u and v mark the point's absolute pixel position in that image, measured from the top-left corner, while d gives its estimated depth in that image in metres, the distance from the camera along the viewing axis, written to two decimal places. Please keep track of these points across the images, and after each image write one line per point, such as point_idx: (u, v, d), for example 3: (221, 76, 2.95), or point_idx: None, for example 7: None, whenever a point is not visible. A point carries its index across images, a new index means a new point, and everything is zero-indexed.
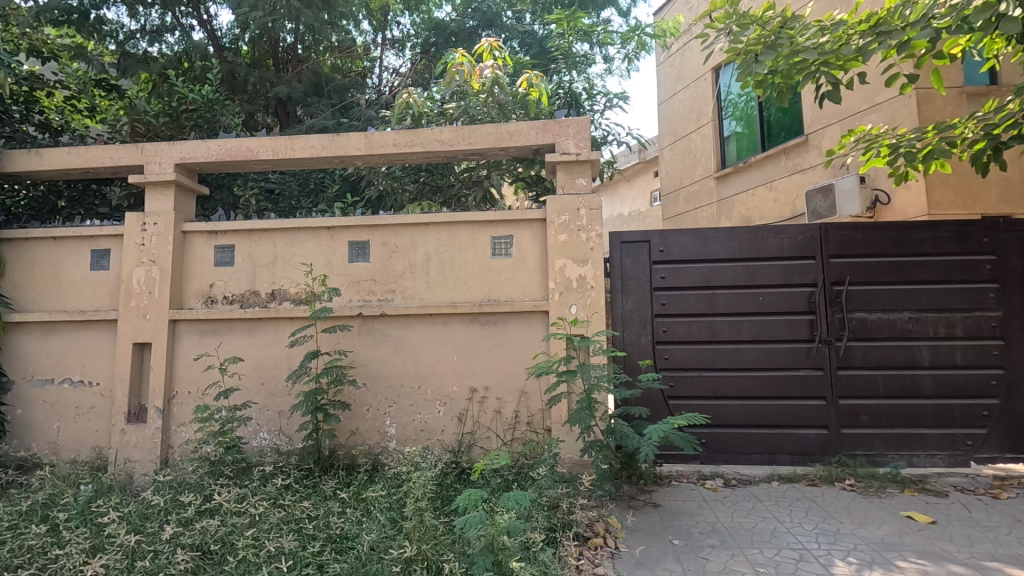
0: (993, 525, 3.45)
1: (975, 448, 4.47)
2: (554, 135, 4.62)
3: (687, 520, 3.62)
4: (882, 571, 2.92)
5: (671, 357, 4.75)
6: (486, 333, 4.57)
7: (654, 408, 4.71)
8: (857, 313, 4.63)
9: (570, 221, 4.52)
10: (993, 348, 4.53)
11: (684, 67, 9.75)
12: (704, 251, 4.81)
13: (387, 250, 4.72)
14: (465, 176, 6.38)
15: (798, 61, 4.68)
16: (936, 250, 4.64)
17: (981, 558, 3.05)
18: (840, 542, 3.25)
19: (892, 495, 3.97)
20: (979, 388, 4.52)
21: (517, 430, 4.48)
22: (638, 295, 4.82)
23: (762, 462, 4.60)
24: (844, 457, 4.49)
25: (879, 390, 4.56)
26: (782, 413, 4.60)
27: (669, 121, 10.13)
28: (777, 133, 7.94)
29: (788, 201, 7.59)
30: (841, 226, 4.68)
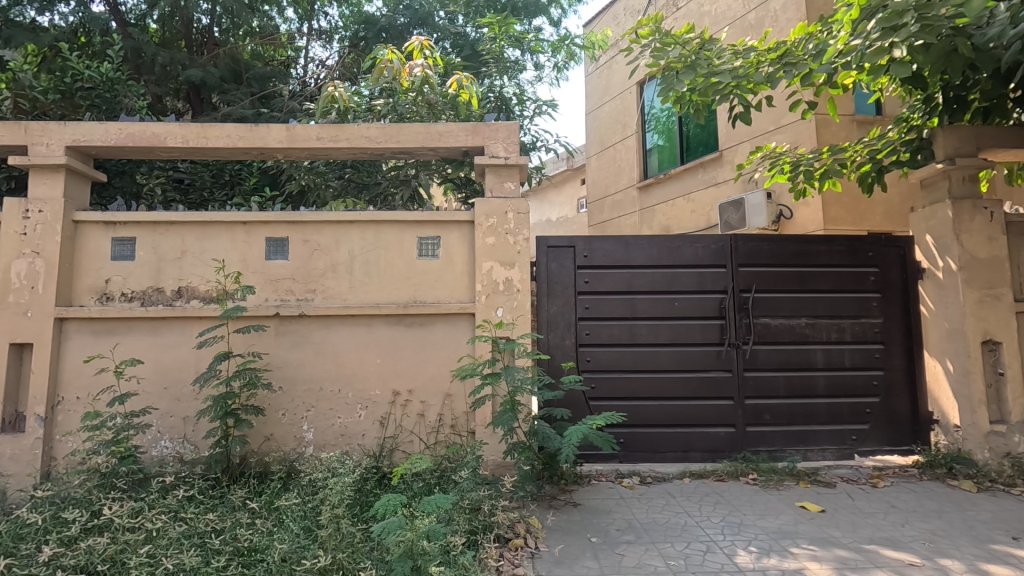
0: (873, 512, 3.81)
1: (859, 442, 4.94)
2: (484, 138, 4.63)
3: (605, 518, 3.73)
4: (779, 558, 3.15)
5: (593, 359, 4.90)
6: (412, 335, 4.50)
7: (576, 409, 4.83)
8: (761, 319, 4.98)
9: (498, 224, 4.54)
10: (875, 352, 5.03)
11: (611, 79, 10.09)
12: (626, 258, 5.00)
13: (308, 247, 4.53)
14: (393, 175, 6.27)
15: (714, 82, 4.98)
16: (830, 262, 5.08)
17: (862, 542, 3.37)
18: (743, 532, 3.48)
19: (789, 487, 4.30)
20: (864, 388, 4.99)
21: (441, 433, 4.43)
22: (564, 299, 4.93)
23: (676, 460, 4.84)
24: (749, 453, 4.81)
25: (780, 390, 4.92)
26: (694, 413, 4.86)
27: (596, 130, 10.45)
28: (694, 147, 8.39)
29: (703, 212, 8.06)
30: (749, 237, 5.03)
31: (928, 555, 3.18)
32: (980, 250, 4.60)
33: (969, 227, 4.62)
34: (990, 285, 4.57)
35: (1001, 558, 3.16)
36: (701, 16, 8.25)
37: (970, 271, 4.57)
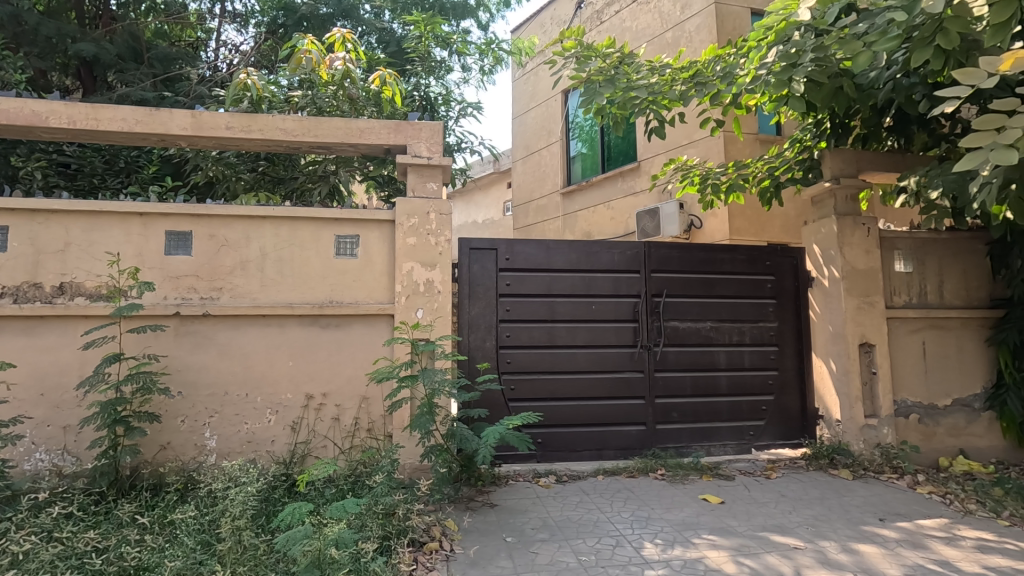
0: (766, 501, 4.13)
1: (756, 437, 5.33)
2: (406, 137, 4.57)
3: (521, 517, 3.78)
4: (682, 548, 3.34)
5: (513, 361, 4.96)
6: (327, 336, 4.34)
7: (495, 410, 4.87)
8: (671, 322, 5.26)
9: (420, 225, 4.49)
10: (770, 353, 5.45)
11: (537, 86, 10.28)
12: (546, 262, 5.10)
13: (215, 243, 4.26)
14: (310, 170, 5.97)
15: (632, 96, 5.20)
16: (733, 270, 5.45)
17: (755, 529, 3.63)
18: (650, 526, 3.65)
19: (693, 481, 4.56)
20: (760, 386, 5.39)
21: (357, 437, 4.30)
22: (485, 301, 4.96)
23: (591, 458, 5.00)
24: (658, 449, 5.06)
25: (687, 389, 5.22)
26: (609, 412, 5.04)
27: (522, 135, 10.60)
28: (615, 157, 8.71)
29: (622, 220, 8.40)
30: (661, 245, 5.29)
31: (810, 538, 3.49)
32: (859, 261, 5.11)
33: (851, 241, 5.12)
34: (867, 293, 5.08)
35: (870, 537, 3.53)
36: (623, 31, 8.61)
37: (851, 280, 5.06)
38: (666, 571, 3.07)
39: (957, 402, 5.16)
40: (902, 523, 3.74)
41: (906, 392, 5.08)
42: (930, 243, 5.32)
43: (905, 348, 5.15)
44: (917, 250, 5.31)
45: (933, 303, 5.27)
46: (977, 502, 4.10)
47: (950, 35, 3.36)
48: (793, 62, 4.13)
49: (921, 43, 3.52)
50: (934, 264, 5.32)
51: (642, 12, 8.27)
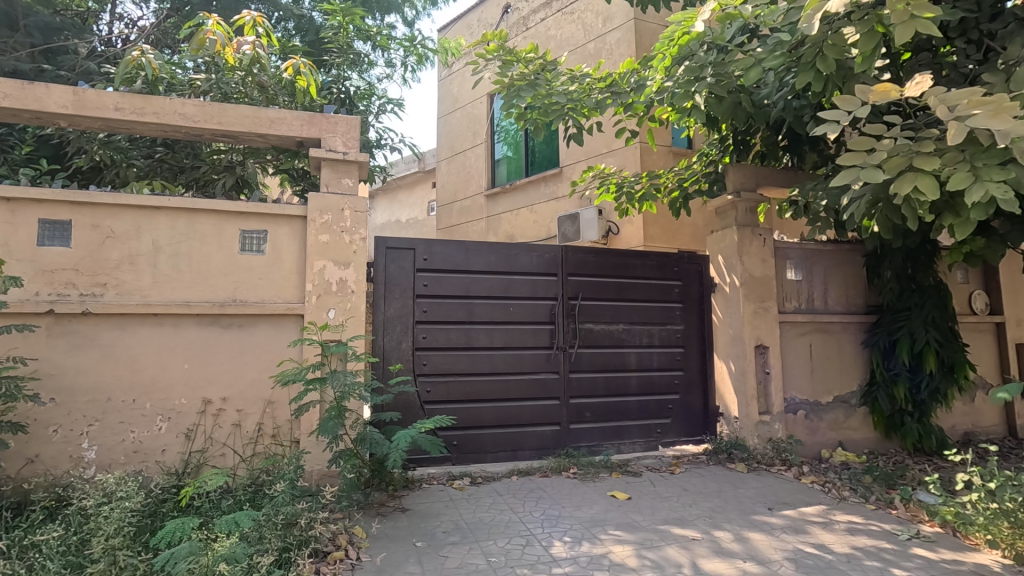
0: (669, 496, 4.34)
1: (663, 434, 5.60)
2: (321, 130, 4.39)
3: (432, 521, 3.73)
4: (589, 544, 3.43)
5: (429, 363, 4.90)
6: (229, 337, 4.07)
7: (410, 412, 4.80)
8: (586, 324, 5.41)
9: (333, 222, 4.33)
10: (677, 354, 5.75)
11: (462, 87, 10.27)
12: (465, 263, 5.08)
13: (99, 234, 3.88)
14: (214, 159, 5.57)
15: (552, 102, 5.31)
16: (645, 275, 5.69)
17: (657, 523, 3.81)
18: (559, 524, 3.73)
19: (603, 478, 4.71)
20: (667, 386, 5.67)
21: (259, 444, 4.06)
22: (401, 302, 4.88)
23: (505, 459, 5.03)
24: (571, 449, 5.18)
25: (599, 390, 5.39)
26: (525, 413, 5.11)
27: (446, 136, 10.52)
28: (538, 161, 8.87)
29: (545, 223, 8.56)
30: (578, 249, 5.43)
31: (706, 529, 3.71)
32: (756, 269, 5.49)
33: (749, 250, 5.49)
34: (763, 299, 5.46)
35: (758, 525, 3.80)
36: (547, 39, 8.77)
37: (749, 287, 5.43)
38: (573, 568, 3.14)
39: (837, 399, 5.68)
40: (787, 511, 4.06)
41: (795, 390, 5.52)
42: (817, 254, 5.83)
43: (794, 350, 5.60)
44: (805, 260, 5.80)
45: (819, 309, 5.77)
46: (850, 489, 4.53)
47: (828, 61, 3.71)
48: (697, 76, 4.39)
49: (804, 63, 3.84)
50: (820, 273, 5.83)
51: (567, 22, 8.47)
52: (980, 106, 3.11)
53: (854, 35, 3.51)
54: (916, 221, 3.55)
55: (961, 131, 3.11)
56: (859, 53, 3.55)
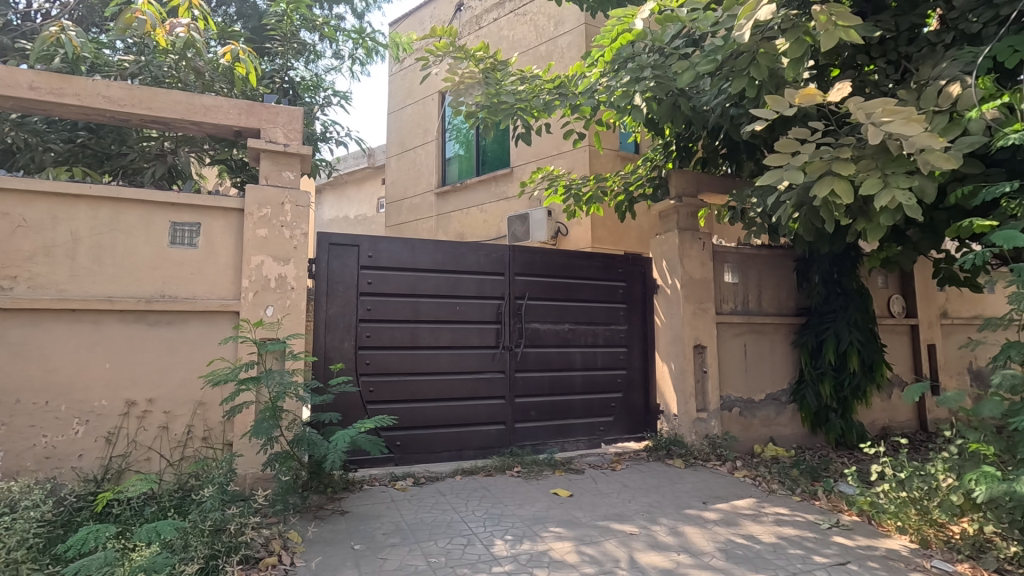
0: (609, 492, 4.44)
1: (606, 431, 5.72)
2: (261, 121, 4.23)
3: (372, 523, 3.66)
4: (530, 542, 3.45)
5: (372, 362, 4.81)
6: (156, 335, 3.85)
7: (351, 413, 4.69)
8: (531, 324, 5.45)
9: (272, 216, 4.17)
10: (620, 354, 5.88)
11: (413, 83, 10.14)
12: (411, 261, 5.02)
13: (9, 223, 3.59)
14: (143, 146, 5.26)
15: (501, 101, 5.32)
16: (590, 275, 5.79)
17: (598, 519, 3.88)
18: (501, 523, 3.73)
19: (547, 476, 4.76)
20: (611, 385, 5.79)
21: (189, 447, 3.86)
22: (344, 300, 4.76)
23: (450, 459, 5.00)
24: (516, 448, 5.21)
25: (544, 388, 5.45)
26: (470, 412, 5.10)
27: (396, 132, 10.34)
28: (489, 161, 8.86)
29: (495, 223, 8.57)
30: (525, 249, 5.46)
31: (644, 524, 3.81)
32: (696, 272, 5.68)
33: (690, 253, 5.68)
34: (702, 300, 5.66)
35: (693, 519, 3.94)
36: (499, 39, 8.78)
37: (689, 288, 5.61)
38: (513, 566, 3.15)
39: (769, 396, 5.97)
40: (720, 505, 4.23)
41: (730, 388, 5.76)
42: (752, 258, 6.10)
43: (730, 349, 5.84)
44: (742, 263, 6.06)
45: (753, 310, 6.04)
46: (779, 482, 4.76)
47: (761, 68, 3.89)
48: (638, 79, 4.51)
49: (737, 71, 4.01)
50: (755, 277, 6.10)
51: (519, 23, 8.49)
52: (893, 115, 3.36)
53: (783, 46, 3.71)
54: (833, 223, 3.81)
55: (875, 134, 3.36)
56: (788, 60, 3.75)
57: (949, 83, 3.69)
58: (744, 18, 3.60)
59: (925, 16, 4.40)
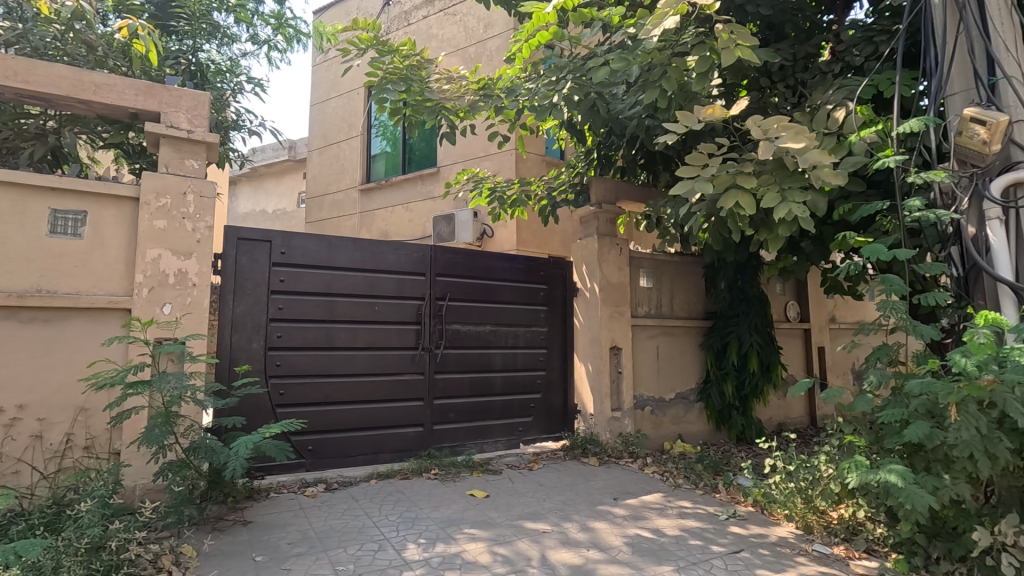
0: (525, 491, 4.49)
1: (525, 431, 5.79)
2: (161, 104, 3.93)
3: (276, 532, 3.49)
4: (443, 545, 3.42)
5: (283, 363, 4.59)
6: (30, 333, 3.47)
7: (258, 417, 4.46)
8: (452, 325, 5.42)
9: (172, 207, 3.88)
10: (539, 355, 5.98)
11: (338, 75, 9.80)
12: (327, 259, 4.84)
13: None
14: (20, 124, 4.67)
15: (425, 98, 5.25)
16: (512, 277, 5.85)
17: (513, 518, 3.91)
18: (415, 526, 3.68)
19: (464, 477, 4.75)
20: (530, 386, 5.87)
21: (68, 458, 3.50)
22: (252, 298, 4.51)
23: (365, 462, 4.88)
24: (433, 449, 5.16)
25: (463, 390, 5.44)
26: (386, 414, 4.99)
27: (319, 124, 9.96)
28: (415, 160, 8.74)
29: (420, 222, 8.46)
30: (447, 250, 5.42)
31: (557, 522, 3.89)
32: (613, 276, 5.88)
33: (608, 258, 5.87)
34: (618, 304, 5.86)
35: (604, 515, 4.07)
36: (427, 37, 8.67)
37: (606, 292, 5.80)
38: (424, 570, 3.11)
39: (678, 396, 6.28)
40: (630, 500, 4.40)
41: (643, 388, 6.01)
42: (665, 264, 6.41)
43: (644, 351, 6.09)
44: (656, 269, 6.35)
45: (665, 313, 6.35)
46: (684, 477, 5.03)
47: (671, 81, 4.11)
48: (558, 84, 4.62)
49: (650, 81, 4.21)
50: (667, 282, 6.41)
51: (448, 23, 8.43)
52: (785, 130, 3.68)
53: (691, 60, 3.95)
54: (736, 232, 4.07)
55: (770, 150, 3.66)
56: (695, 72, 3.98)
57: (835, 108, 4.07)
58: (651, 24, 3.86)
59: (819, 47, 4.83)
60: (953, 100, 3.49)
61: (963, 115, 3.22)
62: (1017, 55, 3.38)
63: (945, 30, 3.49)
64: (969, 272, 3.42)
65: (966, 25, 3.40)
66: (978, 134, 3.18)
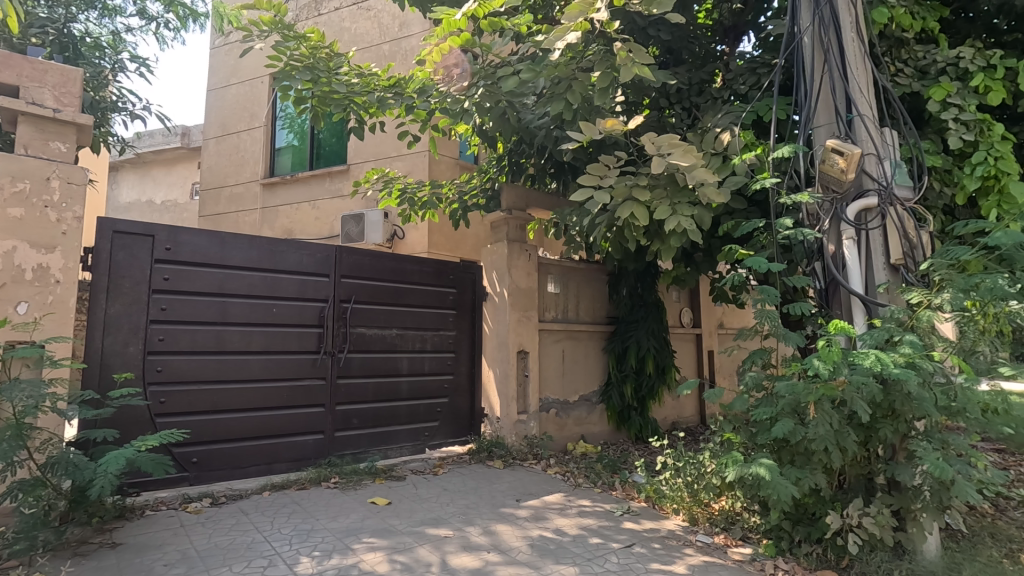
0: (428, 497, 4.45)
1: (431, 436, 5.74)
2: (20, 77, 3.48)
3: (151, 553, 3.20)
4: (339, 557, 3.30)
5: (165, 369, 4.23)
6: None
7: (134, 428, 4.07)
8: (357, 328, 5.26)
9: (32, 193, 3.44)
10: (447, 359, 5.95)
11: (240, 61, 9.21)
12: (219, 257, 4.52)
13: None
14: None
15: (330, 90, 5.05)
16: (421, 280, 5.78)
17: (414, 525, 3.86)
18: (310, 539, 3.52)
19: (365, 485, 4.62)
20: (437, 390, 5.83)
21: None
22: (129, 297, 4.11)
23: (257, 474, 4.60)
24: (334, 457, 4.97)
25: (368, 395, 5.29)
26: (283, 423, 4.74)
27: (217, 112, 9.29)
28: (323, 155, 8.41)
29: (327, 221, 8.13)
30: (353, 251, 5.26)
31: (459, 526, 3.89)
32: (521, 282, 5.99)
33: (517, 263, 5.97)
34: (526, 308, 5.98)
35: (506, 517, 4.13)
36: (339, 30, 8.37)
37: (514, 297, 5.90)
38: None
39: (582, 398, 6.51)
40: (531, 501, 4.49)
41: (549, 391, 6.17)
42: (572, 271, 6.63)
43: (550, 355, 6.25)
44: (563, 275, 6.55)
45: (571, 318, 6.57)
46: (585, 476, 5.22)
47: (575, 95, 4.31)
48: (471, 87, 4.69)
49: (556, 93, 4.38)
50: (574, 287, 6.64)
51: (361, 17, 8.19)
52: (675, 148, 3.92)
53: (595, 75, 4.15)
54: (634, 242, 4.31)
55: (662, 164, 3.93)
56: (598, 87, 4.19)
57: (722, 131, 4.43)
58: (555, 37, 4.04)
59: (712, 74, 5.24)
60: (818, 132, 3.93)
61: (826, 146, 3.65)
62: (869, 96, 3.84)
63: (812, 68, 3.95)
64: (829, 285, 3.86)
65: (829, 67, 3.88)
66: (837, 163, 3.62)
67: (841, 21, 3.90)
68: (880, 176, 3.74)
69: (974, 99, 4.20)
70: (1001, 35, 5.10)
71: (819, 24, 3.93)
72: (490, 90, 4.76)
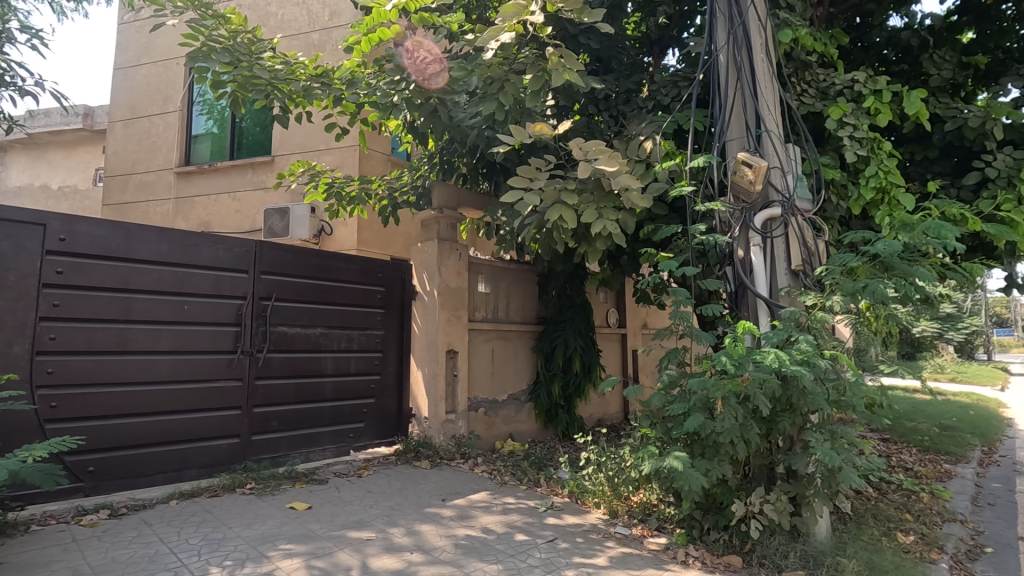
0: (351, 500, 4.34)
1: (356, 437, 5.60)
2: None
3: (36, 572, 2.93)
4: (253, 565, 3.16)
5: (57, 370, 3.88)
6: None
7: (18, 436, 3.69)
8: (278, 327, 5.04)
9: None
10: (374, 359, 5.83)
11: (152, 40, 8.58)
12: (124, 250, 4.19)
13: None
14: None
15: (252, 76, 4.80)
16: (347, 278, 5.63)
17: (335, 529, 3.75)
18: (221, 548, 3.35)
19: (284, 490, 4.45)
20: (363, 390, 5.69)
21: None
22: (15, 292, 3.74)
23: (164, 481, 4.32)
24: (251, 462, 4.74)
25: (289, 397, 5.09)
26: (194, 426, 4.48)
27: (125, 93, 8.61)
28: (246, 145, 8.01)
29: (248, 214, 7.74)
30: (275, 246, 5.03)
31: (382, 528, 3.83)
32: (451, 281, 5.96)
33: (447, 263, 5.93)
34: (456, 308, 5.96)
35: (431, 517, 4.11)
36: (264, 14, 7.99)
37: (444, 296, 5.86)
38: None
39: (510, 397, 6.58)
40: (457, 501, 4.49)
41: (478, 390, 6.18)
42: (502, 271, 6.69)
43: (479, 354, 6.27)
44: (493, 275, 6.59)
45: (500, 318, 6.62)
46: (511, 474, 5.28)
47: (507, 96, 4.37)
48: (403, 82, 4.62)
49: (489, 94, 4.41)
50: (504, 287, 6.70)
51: (289, 2, 7.87)
52: (601, 154, 4.06)
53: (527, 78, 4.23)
54: (561, 244, 4.41)
55: (588, 169, 4.05)
56: (531, 90, 4.26)
57: (646, 139, 4.63)
58: (488, 36, 4.08)
59: (638, 84, 5.46)
60: (731, 145, 4.19)
61: (737, 159, 3.91)
62: (776, 114, 4.14)
63: (727, 85, 4.21)
64: (738, 289, 4.11)
65: (742, 85, 4.15)
66: (746, 174, 3.88)
67: (753, 43, 4.18)
68: (784, 189, 4.04)
69: (865, 119, 4.62)
70: (890, 65, 5.64)
71: (733, 44, 4.20)
72: (437, 90, 4.59)
